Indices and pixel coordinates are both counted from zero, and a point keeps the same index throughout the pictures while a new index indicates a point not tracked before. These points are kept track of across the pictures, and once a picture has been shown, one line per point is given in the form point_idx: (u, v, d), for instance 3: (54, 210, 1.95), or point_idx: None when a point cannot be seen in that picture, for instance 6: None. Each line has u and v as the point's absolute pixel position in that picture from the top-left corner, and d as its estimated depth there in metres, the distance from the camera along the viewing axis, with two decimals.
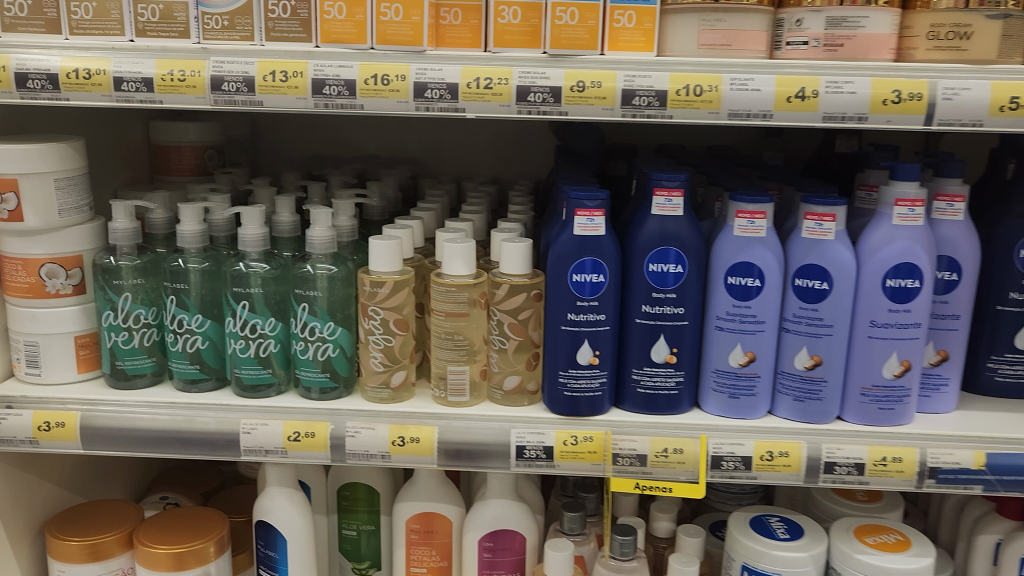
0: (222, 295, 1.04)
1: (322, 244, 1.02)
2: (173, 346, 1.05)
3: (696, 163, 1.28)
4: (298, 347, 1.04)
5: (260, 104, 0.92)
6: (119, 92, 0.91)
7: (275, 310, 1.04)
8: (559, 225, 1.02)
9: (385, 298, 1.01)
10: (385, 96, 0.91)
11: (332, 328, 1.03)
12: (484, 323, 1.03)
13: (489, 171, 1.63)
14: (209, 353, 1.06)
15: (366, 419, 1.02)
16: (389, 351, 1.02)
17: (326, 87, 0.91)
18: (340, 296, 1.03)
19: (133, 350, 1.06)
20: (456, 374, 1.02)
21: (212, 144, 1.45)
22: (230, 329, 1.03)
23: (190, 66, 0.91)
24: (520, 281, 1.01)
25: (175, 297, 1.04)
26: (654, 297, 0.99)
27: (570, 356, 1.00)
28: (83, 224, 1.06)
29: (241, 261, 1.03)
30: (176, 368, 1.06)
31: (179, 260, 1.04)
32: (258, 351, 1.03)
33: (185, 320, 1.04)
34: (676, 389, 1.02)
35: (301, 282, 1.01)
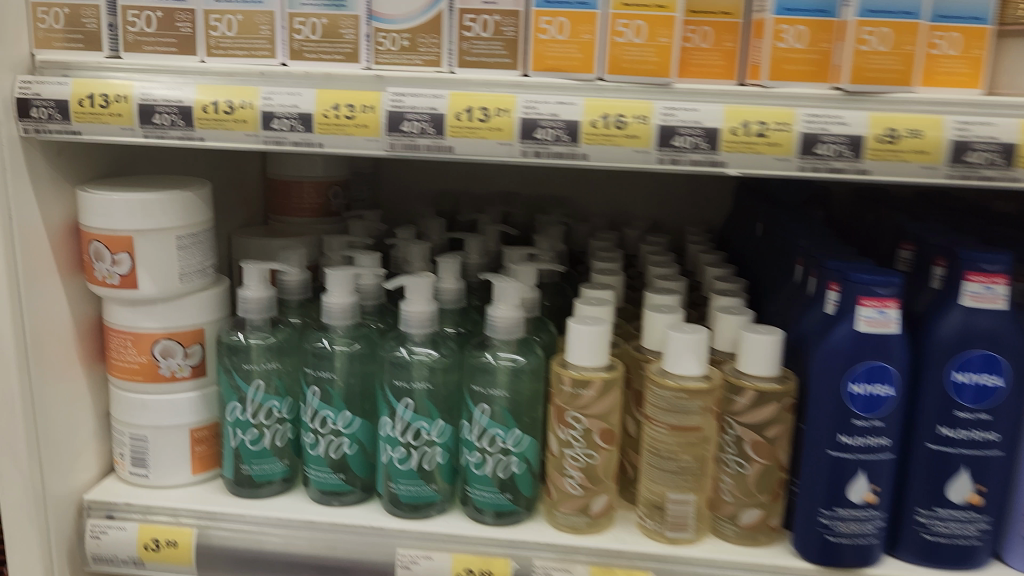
0: (378, 387, 0.83)
1: (507, 327, 0.80)
2: (312, 450, 0.84)
3: (949, 213, 1.01)
4: (471, 459, 0.81)
5: (450, 151, 0.69)
6: (268, 131, 0.70)
7: (444, 410, 0.81)
8: (822, 313, 0.77)
9: (591, 404, 0.78)
10: (620, 144, 0.67)
11: (517, 437, 0.80)
12: (714, 438, 0.79)
13: (649, 214, 1.35)
14: (357, 460, 0.84)
15: (560, 558, 0.79)
16: (590, 470, 0.79)
17: (539, 130, 0.67)
18: (527, 395, 0.81)
19: (263, 452, 0.85)
20: (678, 504, 0.79)
21: (338, 180, 1.22)
22: (386, 433, 0.82)
23: (361, 99, 0.70)
24: (771, 387, 0.76)
25: (316, 387, 0.83)
26: (957, 418, 0.73)
27: (837, 493, 0.75)
28: (207, 290, 0.85)
29: (402, 345, 0.81)
30: (314, 476, 0.84)
31: (324, 340, 0.83)
32: (421, 463, 0.81)
33: (329, 418, 0.83)
34: (976, 540, 0.76)
35: (481, 376, 0.80)
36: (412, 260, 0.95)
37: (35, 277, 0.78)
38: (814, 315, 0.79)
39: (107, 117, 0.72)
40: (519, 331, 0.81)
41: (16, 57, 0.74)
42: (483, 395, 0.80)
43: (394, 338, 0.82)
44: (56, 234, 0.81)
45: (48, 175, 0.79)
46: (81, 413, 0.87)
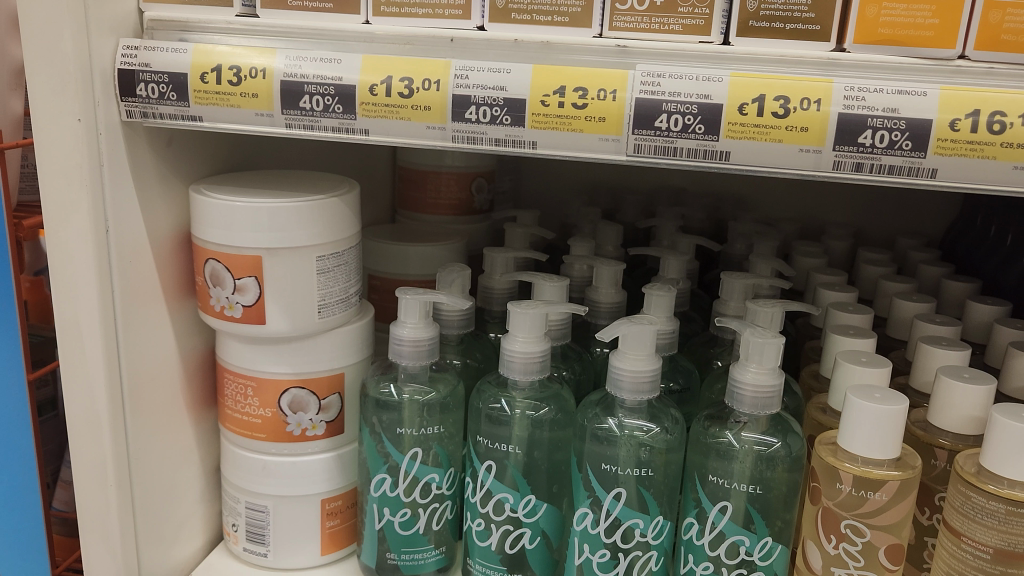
0: (573, 465, 0.62)
1: (756, 397, 0.58)
2: (480, 539, 0.64)
3: None
4: (697, 569, 0.60)
5: (723, 158, 0.48)
6: (460, 123, 0.50)
7: (663, 503, 0.60)
8: None
9: (878, 513, 0.56)
10: (990, 156, 0.44)
11: (767, 547, 0.59)
12: None
13: (851, 219, 1.11)
14: (539, 556, 0.63)
15: None
16: None
17: (865, 132, 0.46)
18: (782, 492, 0.58)
19: (415, 539, 0.65)
20: None
21: (482, 170, 1.02)
22: (583, 528, 0.61)
23: (595, 81, 0.49)
24: None
25: (491, 462, 0.62)
26: None
27: None
28: (348, 325, 0.65)
29: (610, 415, 0.60)
30: (479, 572, 0.65)
31: (502, 400, 0.62)
32: (630, 571, 0.61)
33: (508, 502, 0.62)
34: None
35: (722, 463, 0.58)
36: (598, 286, 0.74)
37: (136, 307, 0.59)
38: None
39: (238, 97, 0.53)
40: (775, 406, 0.58)
41: (120, 15, 0.55)
42: (722, 489, 0.59)
43: (597, 402, 0.62)
44: (162, 249, 0.62)
45: (155, 173, 0.60)
46: (189, 473, 0.68)
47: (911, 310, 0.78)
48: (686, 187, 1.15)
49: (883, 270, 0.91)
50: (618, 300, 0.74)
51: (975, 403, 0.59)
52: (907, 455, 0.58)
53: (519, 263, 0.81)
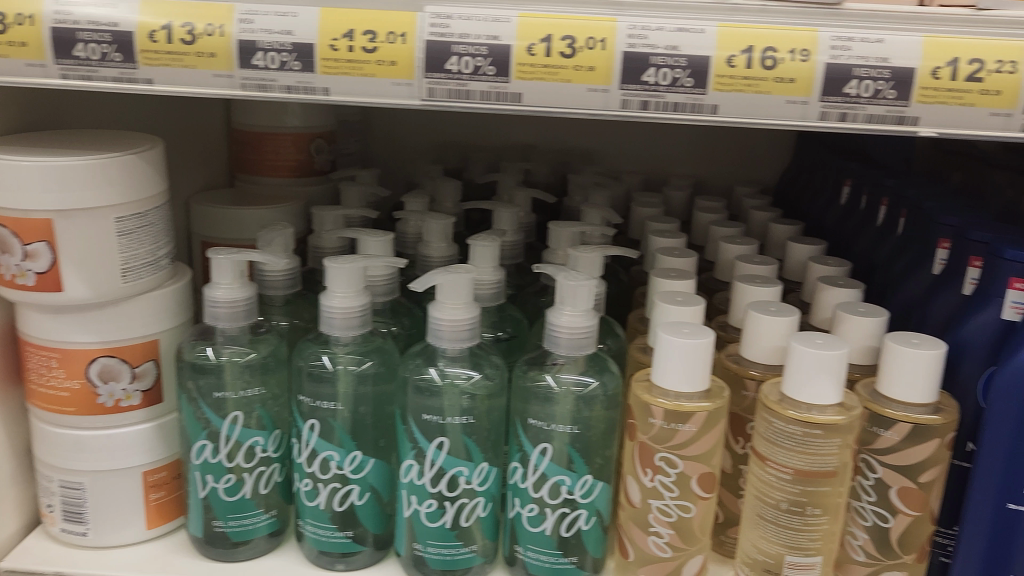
0: (398, 419, 0.62)
1: (572, 339, 0.59)
2: (308, 500, 0.63)
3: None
4: (523, 512, 0.62)
5: (516, 100, 0.48)
6: (248, 71, 0.48)
7: (485, 449, 0.61)
8: (994, 317, 0.59)
9: (686, 445, 0.59)
10: (765, 91, 0.47)
11: (587, 485, 0.61)
12: (849, 482, 0.60)
13: (692, 170, 1.15)
14: (370, 511, 0.64)
15: None
16: (684, 527, 0.61)
17: (649, 70, 0.47)
18: (600, 429, 0.60)
19: (242, 504, 0.63)
20: (797, 568, 0.61)
21: (321, 130, 0.99)
22: (409, 480, 0.61)
23: (385, 24, 0.48)
24: (930, 420, 0.58)
25: (315, 421, 0.61)
26: None
27: (1002, 549, 0.59)
28: (161, 288, 0.63)
29: (431, 365, 0.60)
30: (310, 533, 0.64)
31: (324, 357, 0.61)
32: (457, 519, 0.62)
33: (333, 461, 0.62)
34: None
35: (541, 405, 0.60)
36: (429, 241, 0.74)
37: None
38: (945, 301, 0.65)
39: (4, 47, 0.49)
40: (590, 346, 0.60)
41: None
42: (542, 432, 0.60)
43: (419, 353, 0.62)
44: None
45: None
46: None
47: (734, 252, 0.82)
48: (533, 143, 1.15)
49: (714, 216, 0.95)
50: (450, 254, 0.74)
51: (778, 334, 0.62)
52: (715, 387, 0.61)
53: (353, 221, 0.80)
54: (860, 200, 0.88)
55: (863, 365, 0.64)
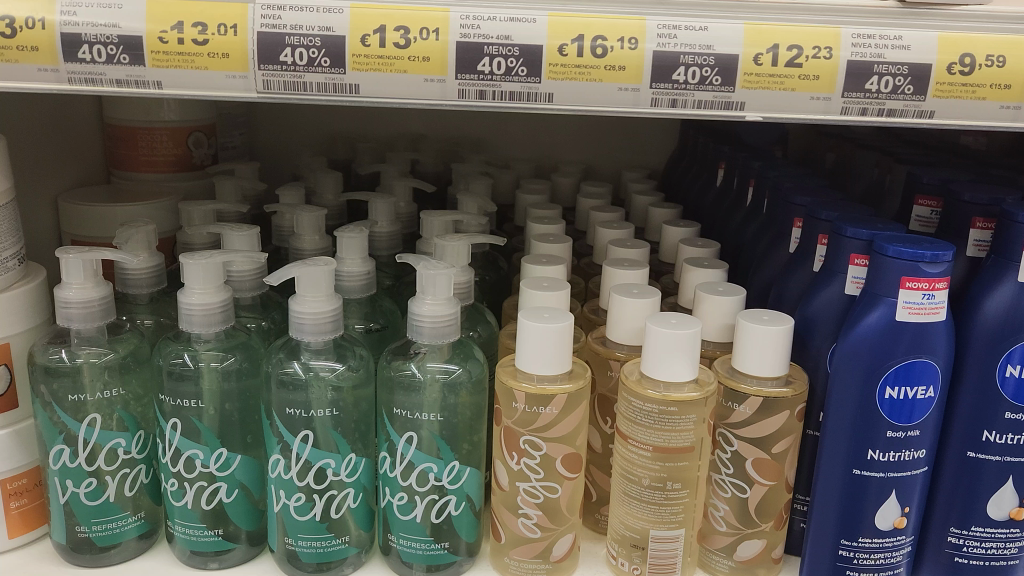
0: (263, 415, 0.62)
1: (434, 328, 0.60)
2: (176, 500, 0.62)
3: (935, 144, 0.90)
4: (394, 500, 0.62)
5: (353, 91, 0.48)
6: (74, 65, 0.47)
7: (353, 439, 0.61)
8: (838, 293, 0.63)
9: (549, 427, 0.60)
10: (597, 79, 0.48)
11: (455, 471, 0.61)
12: (707, 456, 0.62)
13: (581, 157, 1.17)
14: (240, 508, 0.63)
15: None
16: (552, 507, 0.62)
17: (483, 60, 0.48)
18: (466, 415, 0.61)
19: (107, 508, 0.62)
20: (661, 542, 0.63)
21: (200, 124, 0.97)
22: (277, 475, 0.61)
23: (215, 16, 0.47)
24: (780, 393, 0.61)
25: (177, 419, 0.60)
26: (1006, 421, 0.60)
27: (853, 516, 0.61)
28: (10, 290, 0.61)
29: (294, 359, 0.60)
30: (180, 534, 0.63)
31: (184, 355, 0.60)
32: (327, 511, 0.62)
33: (199, 459, 0.61)
34: (1017, 558, 0.64)
35: (406, 395, 0.60)
36: (301, 234, 0.73)
37: None
38: (797, 277, 0.68)
39: None
40: (453, 334, 0.60)
41: None
42: (408, 421, 0.60)
43: (282, 347, 0.61)
44: None
45: None
46: None
47: (609, 237, 0.83)
48: (423, 133, 1.15)
49: (596, 202, 0.96)
50: (323, 246, 0.74)
51: (639, 315, 0.65)
52: (578, 369, 0.62)
53: (225, 216, 0.78)
54: (733, 181, 0.92)
55: (722, 342, 0.67)
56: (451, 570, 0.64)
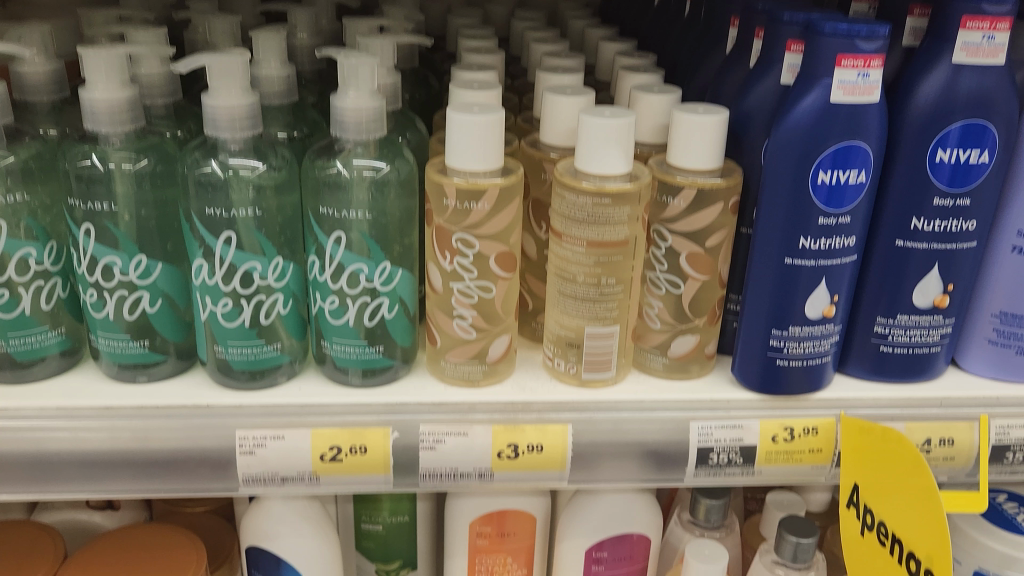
0: (183, 219, 0.59)
1: (359, 123, 0.57)
2: (96, 312, 0.60)
3: None
4: (325, 306, 0.61)
5: None
6: None
7: (279, 242, 0.59)
8: (774, 84, 0.62)
9: (481, 224, 0.59)
10: None
11: (387, 273, 0.60)
12: (642, 252, 0.62)
13: None
14: (165, 319, 0.62)
15: (454, 420, 0.63)
16: (486, 306, 0.62)
17: None
18: (397, 216, 0.59)
19: (24, 322, 0.60)
20: (596, 339, 0.63)
21: None
22: (201, 281, 0.59)
23: None
24: (714, 184, 0.60)
25: (91, 224, 0.57)
26: (935, 207, 0.60)
27: (783, 306, 0.62)
28: None
29: (212, 158, 0.57)
30: (105, 347, 0.61)
31: (92, 157, 0.57)
32: (256, 317, 0.60)
33: (117, 267, 0.59)
34: (938, 345, 0.66)
35: (333, 194, 0.58)
36: (215, 42, 0.69)
37: None
38: (732, 75, 0.67)
39: None
40: (380, 130, 0.58)
41: None
42: (336, 220, 0.58)
43: (198, 147, 0.58)
44: None
45: None
46: None
47: (543, 52, 0.80)
48: None
49: (530, 25, 0.93)
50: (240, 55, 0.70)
51: (573, 113, 0.63)
52: (510, 166, 0.60)
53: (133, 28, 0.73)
54: None
55: (655, 143, 0.66)
56: (387, 375, 0.64)
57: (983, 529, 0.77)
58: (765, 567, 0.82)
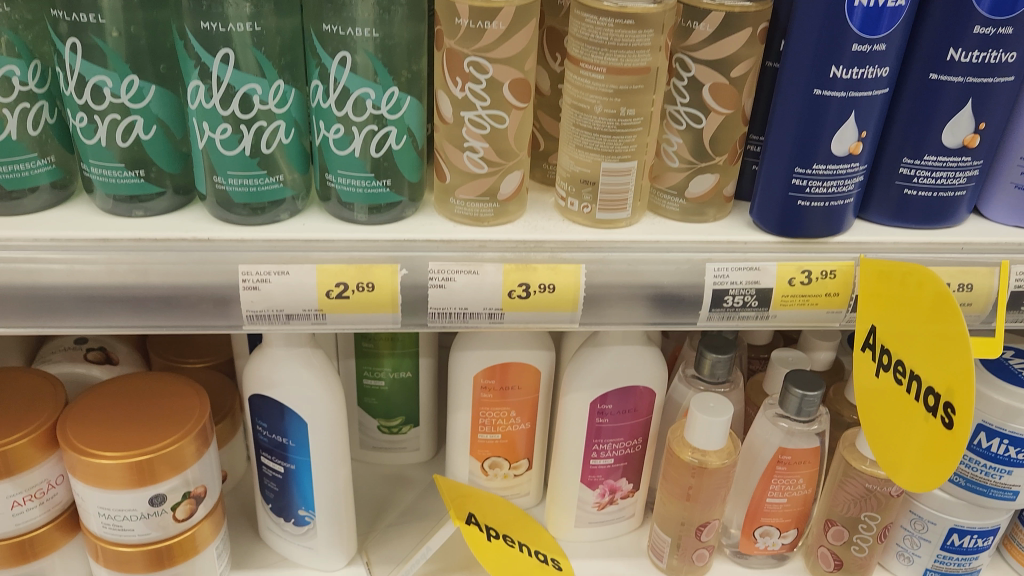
0: (176, 38, 0.55)
1: None
2: (87, 138, 0.57)
3: None
4: (330, 135, 0.58)
5: None
6: None
7: (279, 64, 0.56)
8: None
9: (495, 47, 0.55)
10: None
11: (394, 100, 0.57)
12: (663, 83, 0.59)
13: None
14: (161, 147, 0.59)
15: (464, 258, 0.60)
16: (499, 138, 0.59)
17: None
18: (405, 39, 0.56)
19: (11, 147, 0.57)
20: (612, 176, 0.60)
21: None
22: (198, 105, 0.56)
23: None
24: (742, 9, 0.57)
25: (77, 39, 0.54)
26: (976, 36, 0.57)
27: (809, 141, 0.59)
28: None
29: None
30: (97, 177, 0.59)
31: None
32: (257, 146, 0.57)
33: (107, 87, 0.55)
34: (964, 190, 0.63)
35: (337, 10, 0.54)
36: None
37: None
38: None
39: None
40: None
41: None
42: (340, 40, 0.55)
43: None
44: None
45: None
46: None
47: None
48: None
49: None
50: None
51: None
52: None
53: None
54: None
55: None
56: (393, 213, 0.62)
57: (988, 381, 0.77)
58: (768, 420, 0.83)
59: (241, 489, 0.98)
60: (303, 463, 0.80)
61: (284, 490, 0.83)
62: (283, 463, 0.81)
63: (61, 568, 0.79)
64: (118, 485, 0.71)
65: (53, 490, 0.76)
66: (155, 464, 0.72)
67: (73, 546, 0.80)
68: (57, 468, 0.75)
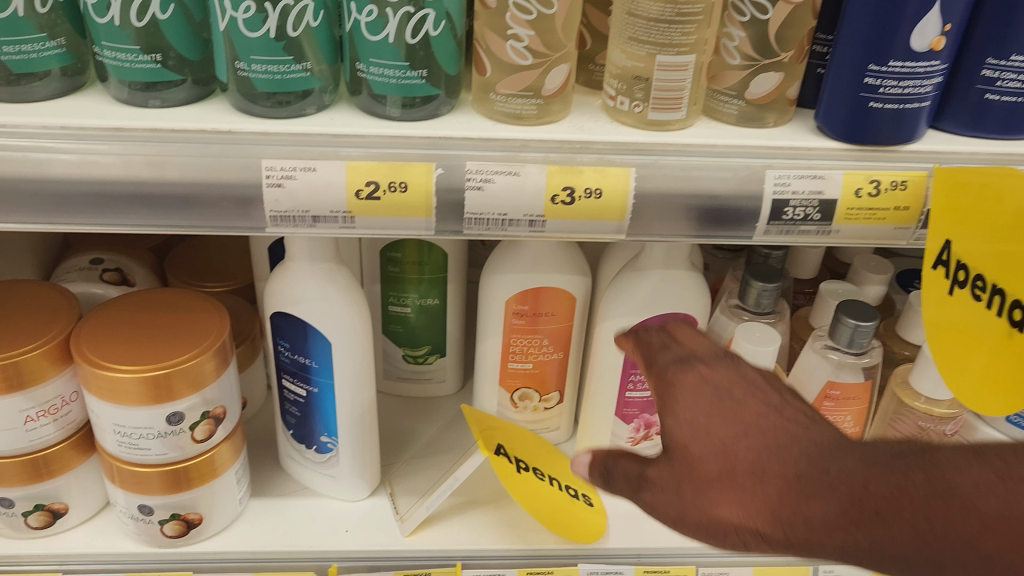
0: None
1: None
2: (99, 17, 0.52)
3: None
4: (362, 19, 0.53)
5: None
6: None
7: None
8: None
9: None
10: None
11: None
12: None
13: None
14: (180, 30, 0.54)
15: (505, 158, 0.56)
16: (546, 26, 0.54)
17: None
18: None
19: (17, 25, 0.52)
20: (668, 71, 0.55)
21: None
22: None
23: None
24: None
25: None
26: None
27: (884, 35, 0.54)
28: None
29: None
30: (110, 62, 0.54)
31: None
32: (283, 28, 0.52)
33: None
34: None
35: None
36: None
37: None
38: None
39: None
40: None
41: None
42: None
43: None
44: None
45: None
46: None
47: None
48: None
49: None
50: None
51: None
52: None
53: None
54: None
55: None
56: (429, 109, 0.57)
57: None
58: (816, 352, 0.78)
59: (261, 418, 0.95)
60: (326, 386, 0.77)
61: (306, 415, 0.80)
62: (306, 386, 0.77)
63: (76, 489, 0.77)
64: (134, 401, 0.68)
65: (67, 407, 0.73)
66: (172, 380, 0.68)
67: (87, 467, 0.77)
68: (71, 384, 0.72)
